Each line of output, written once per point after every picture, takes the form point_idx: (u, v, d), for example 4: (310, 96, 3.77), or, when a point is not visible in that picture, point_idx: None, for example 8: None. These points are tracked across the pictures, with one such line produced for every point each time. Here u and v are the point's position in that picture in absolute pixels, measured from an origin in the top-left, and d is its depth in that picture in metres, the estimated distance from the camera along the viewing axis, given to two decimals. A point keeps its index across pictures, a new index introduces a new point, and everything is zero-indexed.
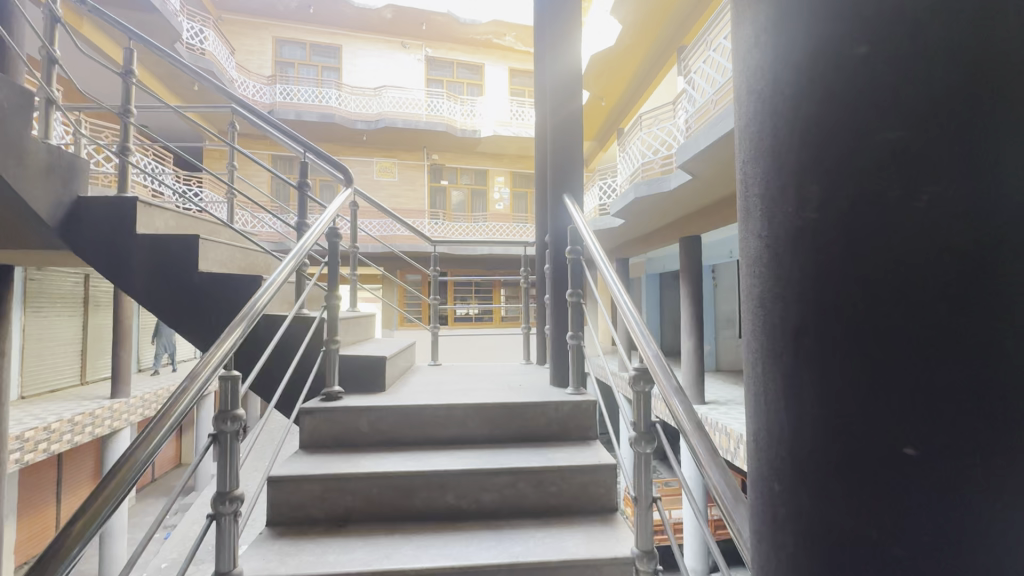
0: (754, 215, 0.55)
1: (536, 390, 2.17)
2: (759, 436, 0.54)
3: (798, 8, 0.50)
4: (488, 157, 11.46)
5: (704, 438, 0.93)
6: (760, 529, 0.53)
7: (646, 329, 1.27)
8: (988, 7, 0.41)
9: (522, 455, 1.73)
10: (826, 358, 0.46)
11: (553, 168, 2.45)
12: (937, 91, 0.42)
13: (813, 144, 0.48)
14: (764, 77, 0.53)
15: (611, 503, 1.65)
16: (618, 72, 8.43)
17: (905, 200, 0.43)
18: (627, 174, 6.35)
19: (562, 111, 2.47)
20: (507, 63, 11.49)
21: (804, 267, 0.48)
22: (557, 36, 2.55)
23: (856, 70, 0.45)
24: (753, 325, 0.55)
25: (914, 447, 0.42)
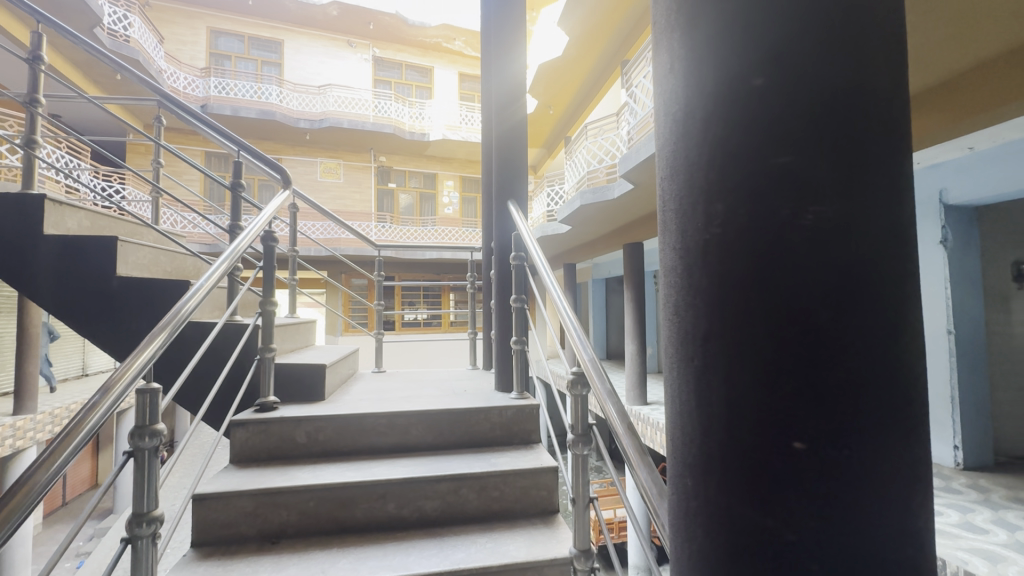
0: (669, 229, 0.59)
1: (480, 395, 2.17)
2: (674, 437, 0.57)
3: (702, 38, 0.54)
4: (437, 160, 11.38)
5: (634, 438, 0.98)
6: (676, 523, 0.57)
7: (583, 333, 1.32)
8: (853, 58, 0.48)
9: (464, 461, 1.73)
10: (731, 361, 0.50)
11: (498, 175, 2.47)
12: (816, 121, 0.48)
13: (716, 164, 0.53)
14: (677, 101, 0.57)
15: (552, 505, 1.68)
16: (564, 82, 8.64)
17: (793, 218, 0.48)
18: (573, 182, 6.51)
19: (507, 119, 2.51)
20: (456, 67, 11.47)
21: (710, 278, 0.52)
22: (504, 45, 2.59)
23: (753, 99, 0.50)
24: (669, 332, 0.58)
25: (802, 441, 0.46)
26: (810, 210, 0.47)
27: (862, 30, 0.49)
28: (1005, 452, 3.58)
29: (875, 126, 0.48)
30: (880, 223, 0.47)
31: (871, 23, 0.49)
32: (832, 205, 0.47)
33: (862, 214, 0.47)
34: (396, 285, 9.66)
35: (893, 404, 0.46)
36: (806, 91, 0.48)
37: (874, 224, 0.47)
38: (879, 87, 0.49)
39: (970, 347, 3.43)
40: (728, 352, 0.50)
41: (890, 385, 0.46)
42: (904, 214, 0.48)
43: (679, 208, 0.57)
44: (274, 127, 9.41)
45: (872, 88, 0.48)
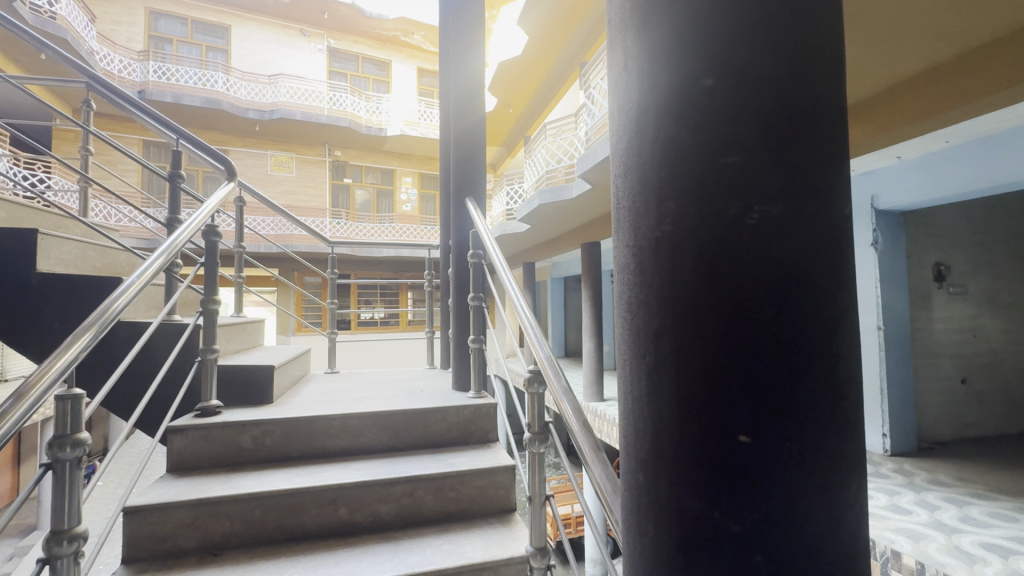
0: (623, 226, 0.60)
1: (437, 395, 2.14)
2: (627, 433, 0.58)
3: (653, 37, 0.54)
4: (395, 156, 11.15)
5: (590, 435, 0.98)
6: (629, 520, 0.57)
7: (540, 331, 1.31)
8: (798, 58, 0.50)
9: (420, 463, 1.70)
10: (681, 357, 0.51)
11: (455, 170, 2.44)
12: (763, 122, 0.49)
13: (669, 162, 0.53)
14: (630, 99, 0.58)
15: (508, 504, 1.68)
16: (523, 82, 8.67)
17: (740, 217, 0.49)
18: (532, 181, 6.54)
19: (464, 115, 2.48)
20: (415, 62, 11.26)
21: (662, 275, 0.53)
22: (463, 42, 2.56)
23: (703, 98, 0.51)
24: (624, 329, 0.59)
25: (747, 435, 0.47)
26: (755, 209, 0.48)
27: (805, 34, 0.50)
28: (926, 438, 3.89)
29: (817, 128, 0.50)
30: (820, 223, 0.49)
31: (815, 31, 0.51)
32: (776, 205, 0.48)
33: (804, 212, 0.49)
34: (352, 284, 9.41)
35: (830, 395, 0.48)
36: (752, 96, 0.49)
37: (815, 225, 0.49)
38: (820, 90, 0.50)
39: (897, 342, 3.70)
40: (679, 349, 0.51)
41: (829, 380, 0.48)
42: (843, 215, 0.50)
43: (633, 205, 0.57)
44: (220, 117, 8.95)
45: (814, 90, 0.50)
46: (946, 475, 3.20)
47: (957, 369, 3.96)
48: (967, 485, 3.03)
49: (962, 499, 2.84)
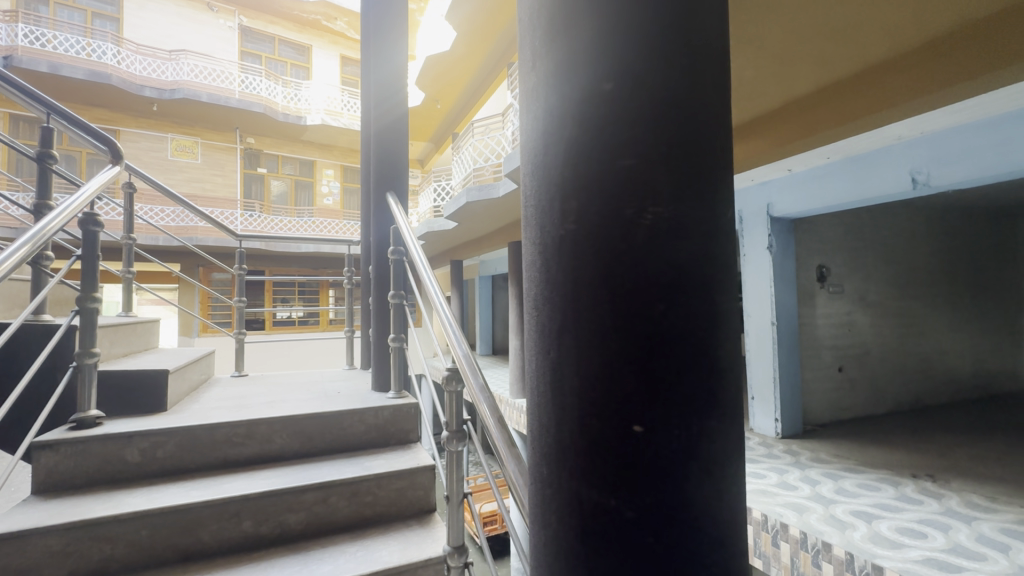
0: (531, 223, 0.60)
1: (355, 397, 2.06)
2: (533, 427, 0.59)
3: (558, 40, 0.56)
4: (316, 147, 10.59)
5: (504, 431, 0.98)
6: (535, 512, 0.58)
7: (458, 328, 1.30)
8: (690, 66, 0.54)
9: (333, 468, 1.63)
10: (582, 350, 0.53)
11: (376, 164, 2.37)
12: (655, 127, 0.52)
13: (572, 162, 0.55)
14: (538, 98, 0.59)
15: (428, 504, 1.66)
16: (451, 78, 8.62)
17: (636, 217, 0.51)
18: (460, 178, 6.51)
19: (386, 110, 2.40)
20: (338, 49, 10.72)
21: (565, 272, 0.54)
22: (385, 33, 2.49)
23: (603, 103, 0.53)
24: (530, 323, 0.59)
25: (641, 425, 0.50)
26: (649, 210, 0.51)
27: (694, 47, 0.54)
28: (810, 421, 4.37)
29: (705, 137, 0.54)
30: (706, 223, 0.53)
31: (705, 45, 0.55)
32: (666, 207, 0.51)
33: (693, 211, 0.52)
34: (266, 281, 8.83)
35: (712, 383, 0.52)
36: (647, 102, 0.52)
37: (702, 230, 0.52)
38: (706, 97, 0.54)
39: (788, 336, 4.11)
40: (580, 343, 0.53)
41: (710, 372, 0.52)
42: (725, 218, 0.54)
43: (538, 204, 0.59)
44: (109, 93, 8.00)
45: (701, 97, 0.54)
46: (825, 453, 3.62)
47: (835, 359, 4.49)
48: (841, 460, 3.46)
49: (837, 473, 3.23)
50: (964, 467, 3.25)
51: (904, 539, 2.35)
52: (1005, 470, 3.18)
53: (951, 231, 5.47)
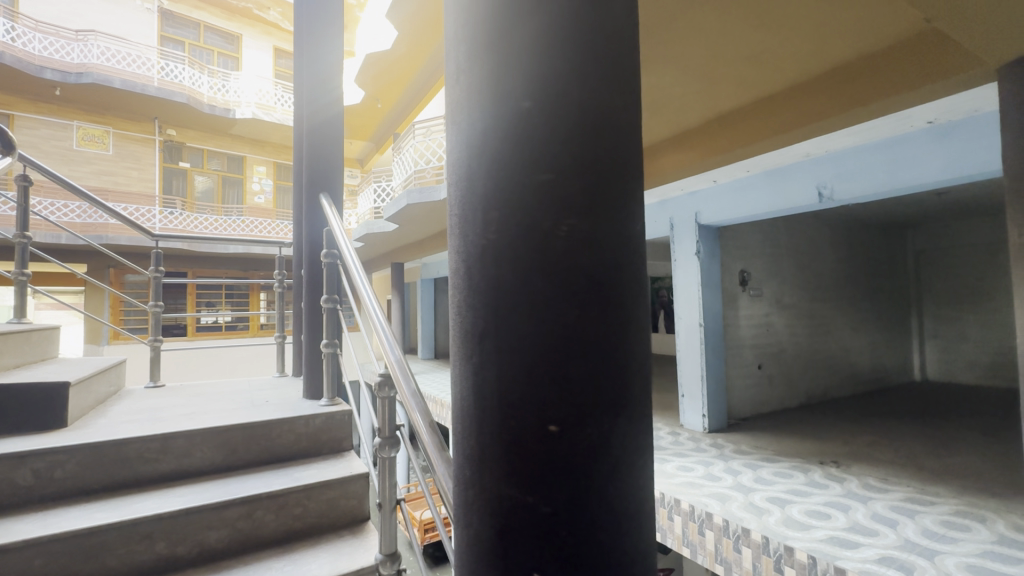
0: (455, 233, 0.62)
1: (284, 406, 1.97)
2: (456, 433, 0.60)
3: (484, 58, 0.58)
4: (246, 142, 10.02)
5: (435, 435, 0.99)
6: (459, 515, 0.59)
7: (391, 334, 1.29)
8: (604, 88, 0.57)
9: (260, 481, 1.55)
10: (502, 356, 0.55)
11: (308, 166, 2.29)
12: (571, 143, 0.55)
13: (494, 174, 0.57)
14: (463, 112, 0.61)
15: (362, 513, 1.62)
16: (393, 78, 8.48)
17: (553, 230, 0.54)
18: (401, 179, 6.40)
19: (320, 109, 2.33)
20: (272, 40, 10.21)
21: (487, 280, 0.56)
22: (319, 29, 2.41)
23: (523, 121, 0.56)
24: (455, 329, 0.61)
25: (556, 425, 0.53)
26: (565, 223, 0.55)
27: (606, 70, 0.58)
28: (734, 416, 4.68)
29: (619, 154, 0.58)
30: (617, 235, 0.57)
31: (617, 69, 0.59)
32: (580, 220, 0.55)
33: (606, 223, 0.56)
34: (188, 283, 8.21)
35: (623, 383, 0.55)
36: (565, 121, 0.55)
37: (614, 242, 0.56)
38: (617, 119, 0.58)
39: (714, 337, 4.38)
40: (501, 349, 0.55)
41: (620, 375, 0.55)
42: (636, 230, 0.59)
43: (462, 215, 0.60)
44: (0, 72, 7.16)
45: (614, 118, 0.58)
46: (746, 445, 3.90)
47: (755, 357, 4.84)
48: (759, 451, 3.73)
49: (756, 463, 3.48)
50: (862, 453, 3.61)
51: (812, 521, 2.57)
52: (894, 454, 3.57)
53: (852, 240, 6.07)
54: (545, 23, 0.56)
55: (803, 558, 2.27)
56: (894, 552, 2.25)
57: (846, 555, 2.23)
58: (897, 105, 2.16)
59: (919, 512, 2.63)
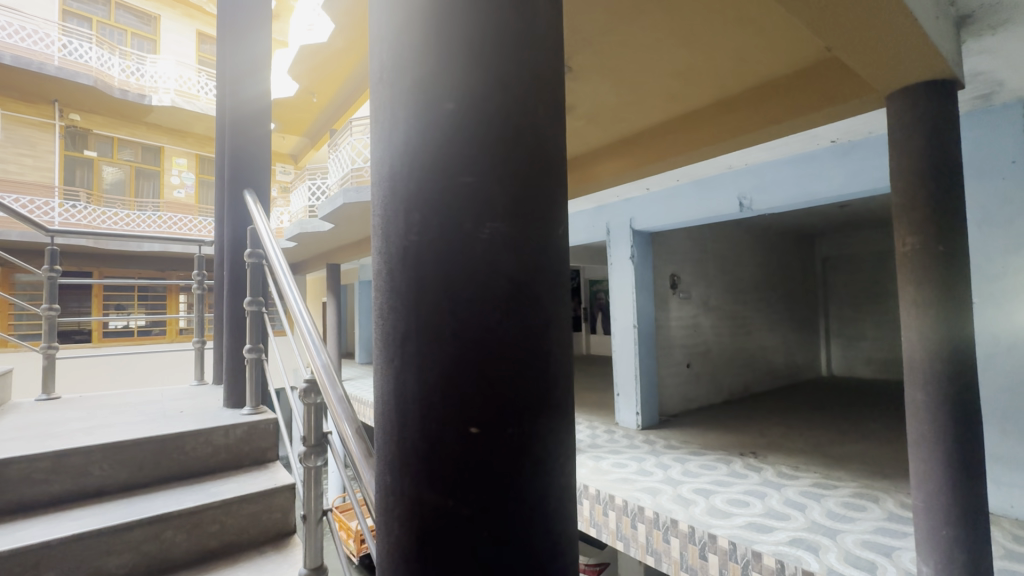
0: (377, 234, 0.61)
1: (202, 416, 1.83)
2: (378, 440, 0.59)
3: (405, 58, 0.57)
4: (163, 131, 9.36)
5: (361, 441, 0.96)
6: (380, 522, 0.58)
7: (318, 338, 1.24)
8: (528, 92, 0.58)
9: (171, 498, 1.44)
10: (424, 359, 0.54)
11: (230, 160, 2.15)
12: (492, 148, 0.56)
13: (417, 176, 0.56)
14: (385, 111, 0.60)
15: (287, 527, 1.54)
16: (328, 71, 8.18)
17: (475, 232, 0.55)
18: (337, 177, 6.18)
19: (245, 100, 2.21)
20: (194, 24, 9.53)
21: (407, 281, 0.56)
22: (244, 16, 2.28)
23: (445, 124, 0.56)
24: (378, 331, 0.59)
25: (477, 426, 0.53)
26: (487, 226, 0.55)
27: (530, 75, 0.58)
28: (665, 412, 4.92)
29: (542, 159, 0.58)
30: (539, 239, 0.57)
31: (542, 75, 0.60)
32: (503, 223, 0.55)
33: (528, 227, 0.57)
34: (94, 284, 7.48)
35: (543, 383, 0.56)
36: (486, 124, 0.56)
37: (537, 245, 0.57)
38: (541, 126, 0.59)
39: (647, 337, 4.58)
40: (421, 351, 0.54)
41: (540, 375, 0.56)
42: (558, 234, 0.60)
43: (384, 216, 0.59)
44: None
45: (538, 126, 0.59)
46: (676, 440, 4.11)
47: (685, 357, 5.12)
48: (687, 445, 3.95)
49: (684, 457, 3.68)
50: (777, 443, 3.92)
51: (733, 509, 2.75)
52: (804, 443, 3.90)
53: (769, 247, 6.59)
54: (469, 27, 0.56)
55: (725, 544, 2.42)
56: (804, 533, 2.46)
57: (762, 539, 2.40)
58: (805, 125, 2.37)
59: (824, 495, 2.89)
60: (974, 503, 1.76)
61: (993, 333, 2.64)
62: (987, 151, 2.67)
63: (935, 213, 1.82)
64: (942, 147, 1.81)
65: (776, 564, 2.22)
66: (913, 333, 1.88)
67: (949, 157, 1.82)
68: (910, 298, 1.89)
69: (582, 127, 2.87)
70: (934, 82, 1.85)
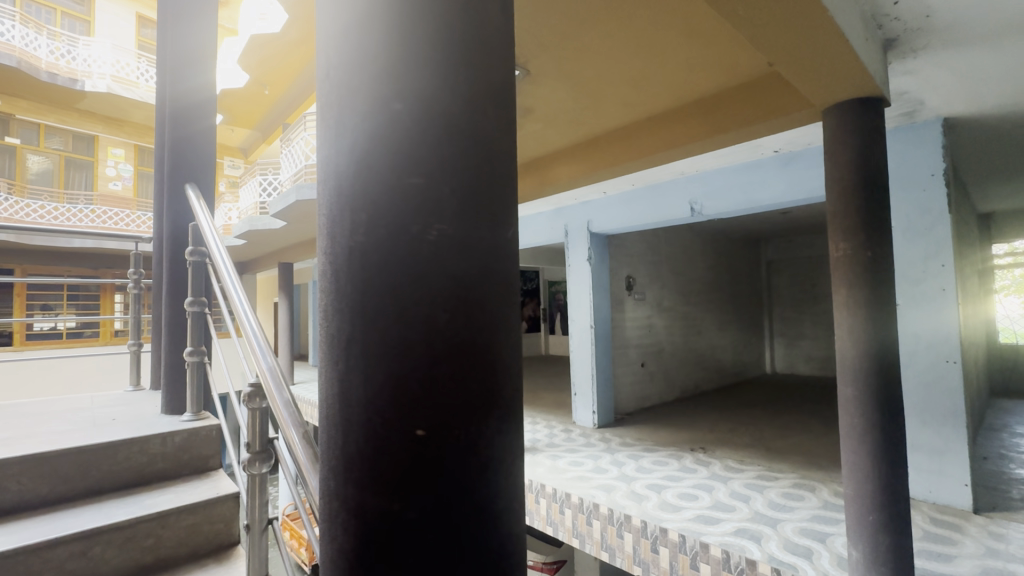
0: (323, 234, 0.59)
1: (137, 423, 1.73)
2: (323, 444, 0.57)
3: (354, 54, 0.56)
4: (98, 119, 8.70)
5: (308, 447, 0.93)
6: (324, 529, 0.57)
7: (264, 342, 1.20)
8: (479, 94, 0.58)
9: (101, 511, 1.35)
10: (369, 362, 0.54)
11: (170, 153, 2.04)
12: (442, 149, 0.56)
13: (364, 176, 0.56)
14: (331, 108, 0.59)
15: (231, 537, 1.48)
16: (282, 63, 7.91)
17: (422, 233, 0.54)
18: (290, 173, 5.96)
19: (187, 91, 2.10)
20: (134, 6, 8.95)
21: (353, 282, 0.55)
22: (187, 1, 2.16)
23: (393, 122, 0.55)
24: (324, 333, 0.58)
25: (423, 429, 0.53)
26: (434, 227, 0.55)
27: (480, 78, 0.58)
28: (621, 410, 5.03)
29: (491, 162, 0.59)
30: (488, 241, 0.58)
31: (493, 78, 0.60)
32: (450, 225, 0.55)
33: (477, 227, 0.57)
34: (16, 283, 6.88)
35: (491, 384, 0.57)
36: (434, 126, 0.56)
37: (485, 247, 0.57)
38: (492, 127, 0.59)
39: (603, 337, 4.67)
40: (367, 352, 0.54)
41: (488, 377, 0.56)
42: (507, 236, 0.60)
43: (330, 215, 0.58)
44: None
45: (488, 128, 0.59)
46: (630, 437, 4.21)
47: (639, 356, 5.26)
48: (641, 442, 4.06)
49: (638, 454, 3.78)
50: (725, 438, 4.09)
51: (684, 503, 2.85)
52: (749, 437, 4.10)
53: (719, 250, 6.88)
54: (419, 25, 0.56)
55: (675, 537, 2.50)
56: (748, 524, 2.58)
57: (709, 531, 2.51)
58: (751, 135, 2.49)
59: (767, 487, 3.05)
60: (897, 491, 1.90)
61: (914, 332, 2.87)
62: (910, 164, 2.90)
63: (865, 221, 1.96)
64: (871, 160, 1.96)
65: (721, 554, 2.32)
66: (845, 334, 2.01)
67: (876, 169, 1.97)
68: (843, 300, 2.02)
69: (540, 130, 2.90)
70: (865, 99, 1.99)
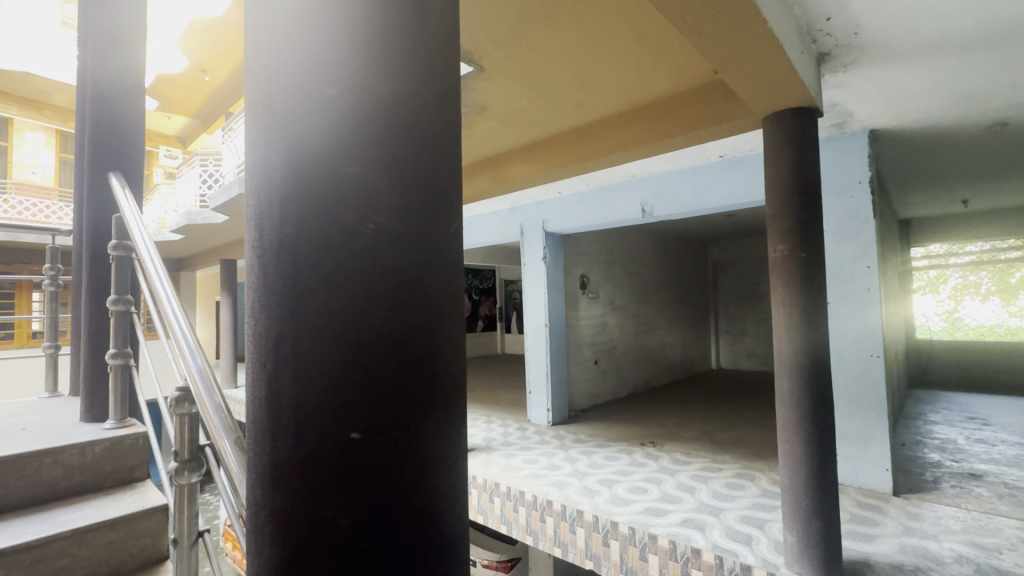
0: (251, 228, 0.55)
1: (50, 432, 1.58)
2: (249, 450, 0.53)
3: (284, 35, 0.53)
4: (12, 100, 8.00)
5: (240, 455, 0.88)
6: (249, 542, 0.53)
7: (194, 342, 1.12)
8: (421, 83, 0.56)
9: (6, 531, 1.22)
10: (300, 362, 0.50)
11: (91, 139, 1.88)
12: (381, 138, 0.53)
13: (294, 164, 0.52)
14: (261, 92, 0.55)
15: (158, 552, 1.38)
16: (223, 49, 7.49)
17: (358, 225, 0.52)
18: (232, 165, 5.67)
19: (112, 73, 1.95)
20: None
21: (282, 276, 0.52)
22: None
23: (327, 109, 0.52)
24: (250, 333, 0.54)
25: (358, 432, 0.51)
26: (371, 220, 0.52)
27: (422, 66, 0.56)
28: (575, 408, 5.10)
29: (433, 155, 0.57)
30: (429, 234, 0.56)
31: (435, 66, 0.58)
32: (389, 219, 0.53)
33: (418, 219, 0.55)
34: None
35: (430, 380, 0.55)
36: (373, 113, 0.53)
37: (426, 241, 0.55)
38: (433, 116, 0.57)
39: (558, 335, 4.72)
40: (297, 352, 0.50)
41: (428, 374, 0.54)
42: (450, 231, 0.58)
43: (259, 206, 0.54)
44: None
45: (430, 118, 0.57)
46: (584, 434, 4.28)
47: (593, 354, 5.36)
48: (593, 438, 4.14)
49: (590, 450, 3.84)
50: (673, 432, 4.23)
51: (634, 497, 2.92)
52: (696, 431, 4.26)
53: (669, 251, 7.11)
54: (357, 10, 0.53)
55: (625, 529, 2.56)
56: (693, 514, 2.67)
57: (657, 522, 2.58)
58: (697, 139, 2.58)
59: (711, 478, 3.18)
60: (827, 478, 2.03)
61: (844, 329, 3.07)
62: (840, 172, 3.09)
63: (800, 224, 2.07)
64: (806, 166, 2.07)
65: (669, 544, 2.39)
66: (782, 331, 2.12)
67: (811, 175, 2.08)
68: (780, 299, 2.12)
69: (494, 128, 2.89)
70: (801, 109, 2.10)
